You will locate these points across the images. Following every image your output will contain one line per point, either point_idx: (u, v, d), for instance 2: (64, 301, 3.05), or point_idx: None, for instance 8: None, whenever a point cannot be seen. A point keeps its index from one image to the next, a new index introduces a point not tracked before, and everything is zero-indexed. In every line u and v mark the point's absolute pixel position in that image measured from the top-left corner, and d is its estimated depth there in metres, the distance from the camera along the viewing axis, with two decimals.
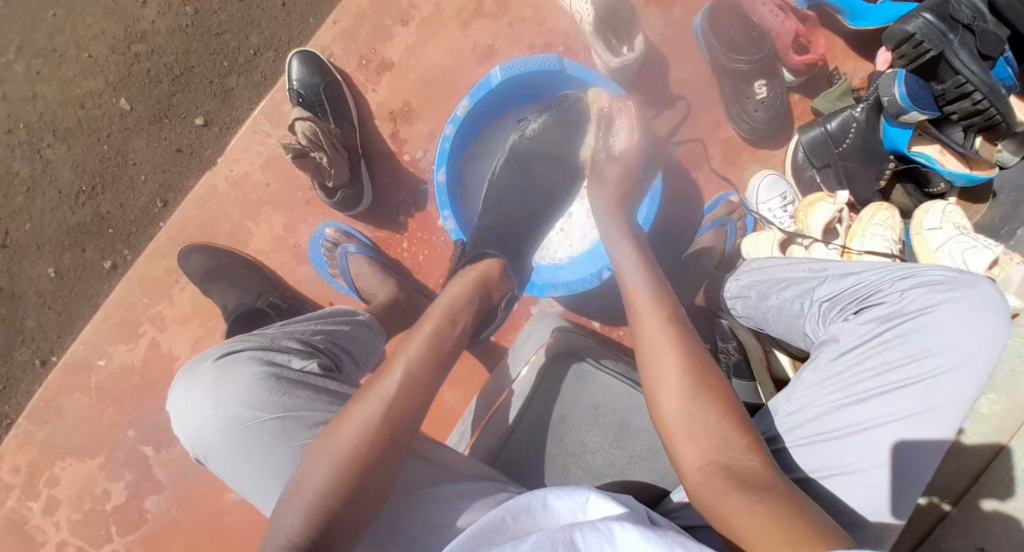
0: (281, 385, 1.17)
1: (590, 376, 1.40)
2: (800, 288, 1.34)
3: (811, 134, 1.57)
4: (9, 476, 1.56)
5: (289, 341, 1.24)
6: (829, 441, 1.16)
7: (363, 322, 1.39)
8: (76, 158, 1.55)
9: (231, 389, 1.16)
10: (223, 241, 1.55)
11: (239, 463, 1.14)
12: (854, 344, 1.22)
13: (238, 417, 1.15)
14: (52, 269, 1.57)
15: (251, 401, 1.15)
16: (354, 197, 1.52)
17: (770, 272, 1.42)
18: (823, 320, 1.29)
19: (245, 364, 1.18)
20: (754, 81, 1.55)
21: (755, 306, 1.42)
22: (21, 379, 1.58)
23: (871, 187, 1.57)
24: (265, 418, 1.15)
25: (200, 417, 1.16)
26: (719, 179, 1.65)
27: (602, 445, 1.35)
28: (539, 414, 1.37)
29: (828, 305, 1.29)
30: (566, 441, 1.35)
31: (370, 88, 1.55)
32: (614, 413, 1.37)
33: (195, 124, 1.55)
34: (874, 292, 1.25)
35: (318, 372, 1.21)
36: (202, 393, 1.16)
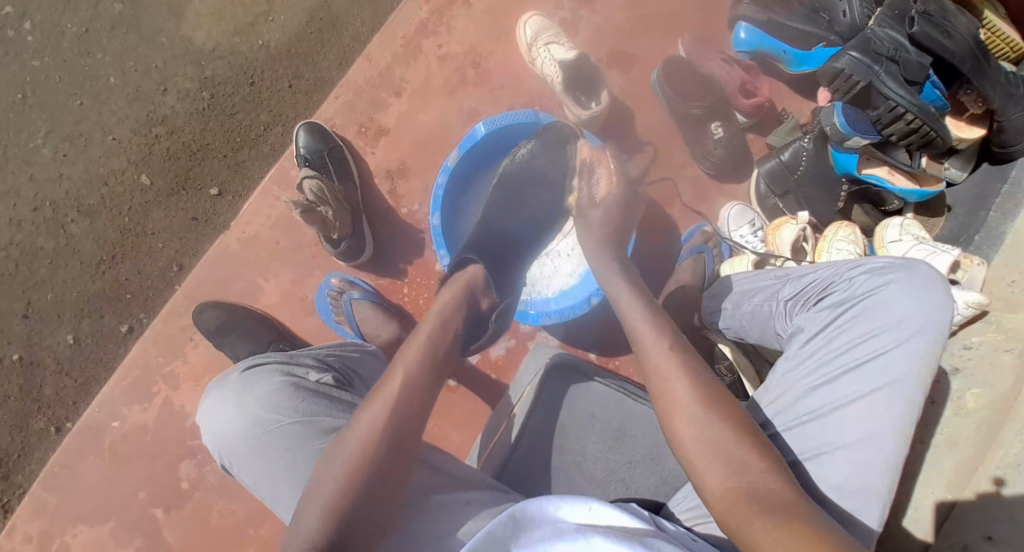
0: (300, 393, 1.24)
1: (585, 388, 1.44)
2: (767, 292, 1.49)
3: (768, 165, 1.75)
4: (19, 546, 1.54)
5: (306, 358, 1.32)
6: (808, 422, 1.30)
7: (373, 352, 1.45)
8: (98, 231, 1.67)
9: (253, 398, 1.23)
10: (235, 298, 1.65)
11: (260, 467, 1.19)
12: (818, 332, 1.36)
13: (260, 422, 1.21)
14: (70, 337, 1.64)
15: (271, 407, 1.22)
16: (356, 247, 1.64)
17: (742, 283, 1.57)
18: (790, 316, 1.44)
19: (268, 375, 1.26)
20: (710, 123, 1.75)
21: (732, 316, 1.56)
22: (35, 448, 1.61)
23: (831, 208, 1.74)
24: (285, 422, 1.21)
25: (225, 426, 1.23)
26: (691, 213, 1.82)
27: (602, 452, 1.38)
28: (541, 427, 1.41)
29: (792, 302, 1.44)
30: (568, 450, 1.39)
31: (369, 152, 1.72)
32: (611, 422, 1.41)
33: (210, 194, 1.70)
34: (829, 284, 1.41)
35: (333, 384, 1.28)
36: (226, 403, 1.24)
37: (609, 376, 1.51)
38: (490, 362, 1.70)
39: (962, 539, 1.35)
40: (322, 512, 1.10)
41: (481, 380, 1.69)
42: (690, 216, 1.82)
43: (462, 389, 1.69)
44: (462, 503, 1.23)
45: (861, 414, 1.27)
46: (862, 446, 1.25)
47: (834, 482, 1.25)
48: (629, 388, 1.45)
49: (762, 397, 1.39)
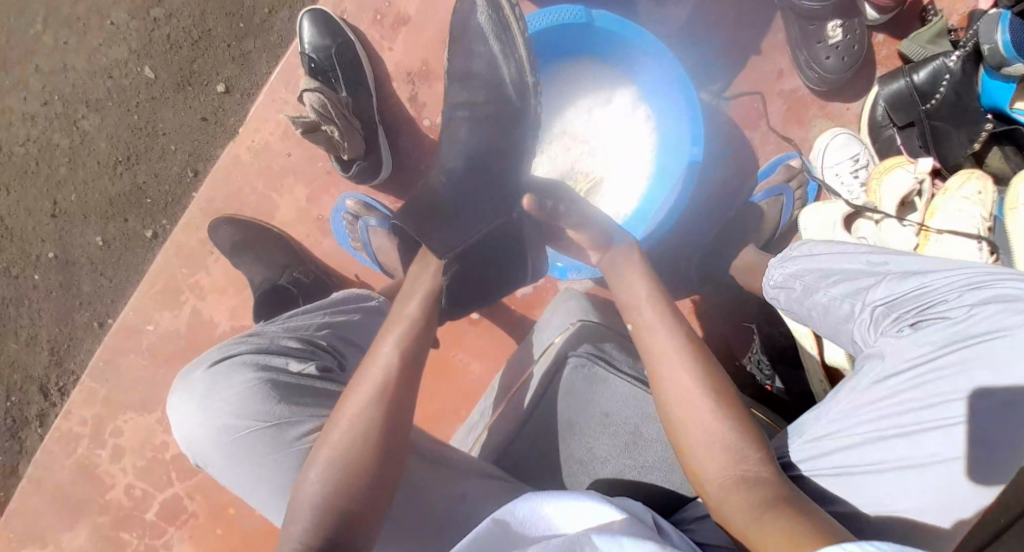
0: (280, 392, 1.04)
1: (605, 380, 1.18)
2: (850, 285, 1.07)
3: (893, 86, 1.33)
4: (78, 427, 1.66)
5: (287, 341, 1.10)
6: (848, 481, 0.94)
7: (369, 313, 1.26)
8: (110, 128, 1.60)
9: (224, 401, 1.02)
10: (249, 212, 1.55)
11: (235, 473, 1.02)
12: (905, 367, 0.96)
13: (230, 428, 1.01)
14: (99, 238, 1.63)
15: (246, 412, 1.01)
16: (371, 167, 1.45)
17: (821, 259, 1.14)
18: (875, 329, 1.02)
19: (239, 370, 1.05)
20: (827, 22, 1.32)
21: (798, 301, 1.15)
22: (82, 339, 1.67)
23: (962, 148, 1.31)
24: (261, 427, 1.01)
25: (194, 429, 1.03)
26: (778, 140, 1.43)
27: (612, 455, 1.14)
28: (544, 415, 1.18)
29: (882, 310, 1.02)
30: (572, 447, 1.16)
31: (387, 47, 1.49)
32: (627, 422, 1.16)
33: (217, 91, 1.57)
34: (938, 301, 0.98)
35: (318, 374, 1.09)
36: (193, 406, 1.03)
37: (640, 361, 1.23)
38: (517, 300, 1.53)
39: None
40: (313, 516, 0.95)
41: (505, 319, 1.55)
42: (776, 142, 1.44)
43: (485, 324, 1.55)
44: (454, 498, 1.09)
45: (930, 488, 0.90)
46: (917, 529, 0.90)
47: None
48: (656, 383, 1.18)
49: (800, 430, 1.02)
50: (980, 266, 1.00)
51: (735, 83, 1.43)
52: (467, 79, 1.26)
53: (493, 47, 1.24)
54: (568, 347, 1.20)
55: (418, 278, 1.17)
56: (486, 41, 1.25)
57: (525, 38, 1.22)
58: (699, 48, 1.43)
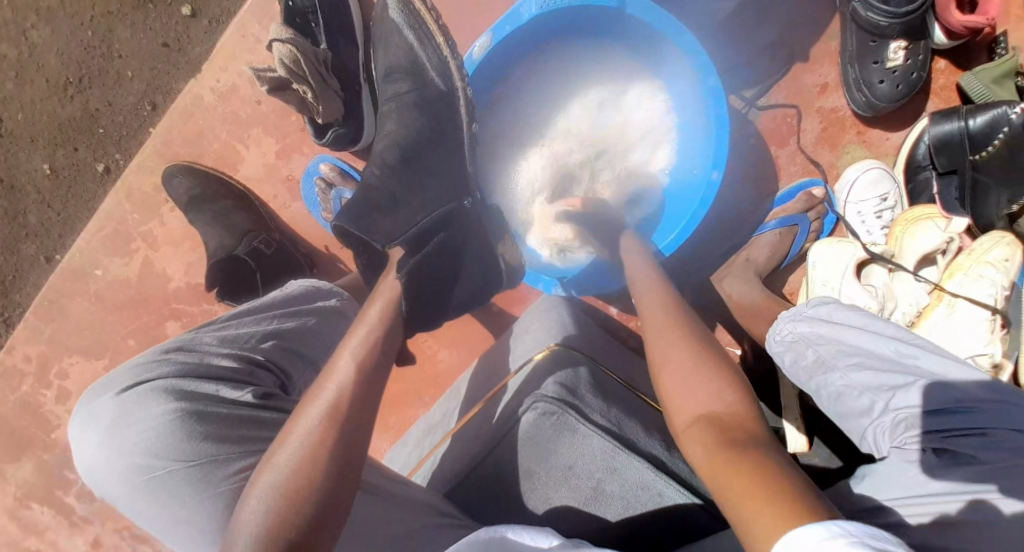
0: (204, 428, 0.89)
1: (572, 432, 1.06)
2: (872, 374, 1.00)
3: (944, 128, 1.18)
4: (21, 364, 1.57)
5: (216, 360, 0.94)
6: None
7: (318, 320, 1.08)
8: (62, 44, 1.42)
9: (133, 437, 0.87)
10: (212, 162, 1.39)
11: (152, 514, 0.88)
12: (937, 490, 0.89)
13: (141, 468, 0.87)
14: (47, 166, 1.48)
15: (160, 451, 0.87)
16: (348, 135, 1.29)
17: (838, 332, 1.06)
18: (893, 436, 0.96)
19: (152, 399, 0.89)
20: (887, 42, 1.17)
21: (807, 370, 1.08)
22: (28, 273, 1.55)
23: (999, 209, 1.18)
24: (178, 468, 0.87)
25: (100, 466, 0.88)
26: (805, 162, 1.30)
27: (569, 509, 1.05)
28: (505, 457, 1.07)
29: (904, 419, 0.95)
30: (529, 496, 1.06)
31: None
32: (591, 476, 1.06)
33: (182, 14, 1.38)
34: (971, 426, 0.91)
35: (252, 402, 0.93)
36: (97, 438, 0.88)
37: (610, 404, 1.11)
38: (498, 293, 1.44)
39: None
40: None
41: (483, 310, 1.45)
42: (803, 164, 1.30)
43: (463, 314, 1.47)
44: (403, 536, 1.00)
45: None
46: None
47: None
48: (627, 434, 1.08)
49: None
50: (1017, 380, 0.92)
51: (767, 91, 1.28)
52: (390, 75, 1.13)
53: (407, 36, 1.12)
54: (532, 393, 1.07)
55: (382, 283, 1.01)
56: (394, 30, 1.13)
57: (437, 24, 1.12)
58: (737, 45, 1.27)
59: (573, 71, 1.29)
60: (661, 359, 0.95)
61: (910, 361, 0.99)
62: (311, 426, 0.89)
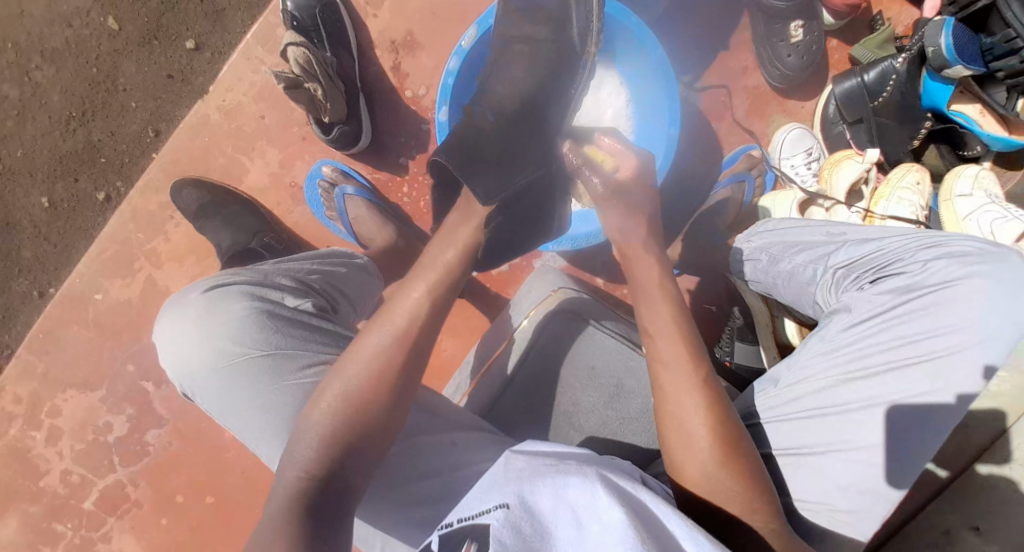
0: (277, 324, 1.02)
1: (590, 338, 1.23)
2: (815, 252, 1.24)
3: (846, 84, 1.45)
4: (10, 406, 1.55)
5: (282, 278, 1.08)
6: (811, 418, 1.11)
7: (361, 267, 1.22)
8: (65, 82, 1.52)
9: (217, 327, 1.01)
10: (217, 176, 1.50)
11: (226, 400, 1.00)
12: (867, 316, 1.14)
13: (224, 354, 1.00)
14: (45, 200, 1.54)
15: (241, 338, 1.00)
16: (351, 134, 1.45)
17: (785, 234, 1.30)
18: (837, 289, 1.20)
19: (233, 299, 1.03)
20: (790, 21, 1.44)
21: (765, 271, 1.30)
22: (20, 310, 1.57)
23: (903, 145, 1.45)
24: (256, 355, 1.00)
25: (186, 357, 1.01)
26: (741, 132, 1.54)
27: (596, 405, 1.20)
28: (537, 367, 1.22)
29: (843, 273, 1.19)
30: (560, 399, 1.20)
31: (371, 13, 1.49)
32: (611, 375, 1.21)
33: (185, 48, 1.52)
34: (896, 260, 1.16)
35: (313, 312, 1.06)
36: (183, 330, 1.01)
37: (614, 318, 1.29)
38: (491, 276, 1.56)
39: (947, 522, 1.30)
40: (319, 444, 0.94)
41: (478, 294, 1.57)
42: (739, 134, 1.55)
43: (459, 301, 1.57)
44: (448, 444, 1.10)
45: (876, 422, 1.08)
46: (866, 454, 1.07)
47: (843, 483, 1.07)
48: (636, 341, 1.25)
49: (785, 369, 1.18)
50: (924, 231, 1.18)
51: (703, 76, 1.53)
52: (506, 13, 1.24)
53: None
54: (548, 311, 1.24)
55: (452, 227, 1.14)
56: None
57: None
58: (675, 40, 1.53)
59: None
60: (666, 357, 1.05)
61: (841, 237, 1.24)
62: (378, 343, 1.01)
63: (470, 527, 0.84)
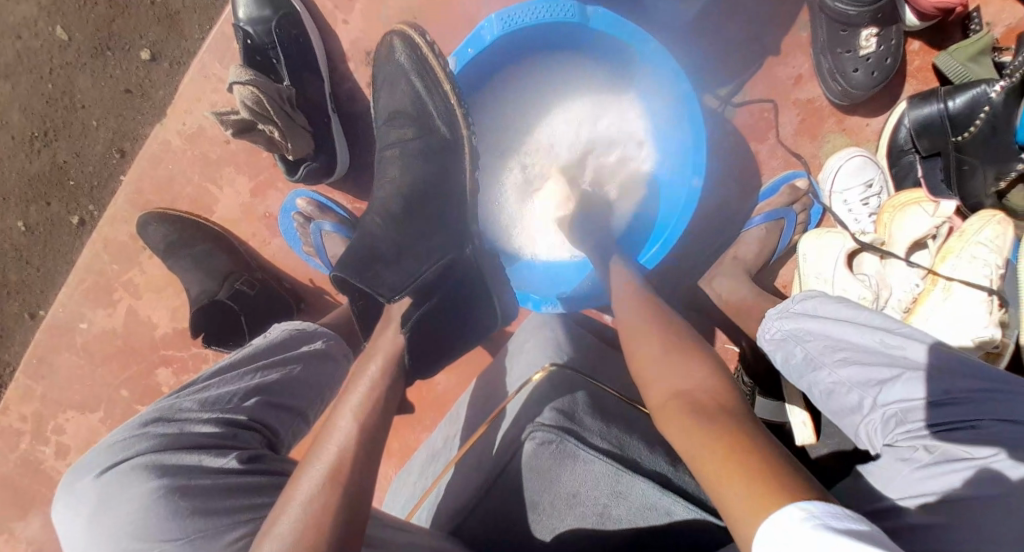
0: (188, 501, 0.87)
1: (573, 459, 1.03)
2: (866, 376, 0.96)
3: (924, 111, 1.15)
4: (17, 423, 1.56)
5: (195, 431, 0.92)
6: None
7: (308, 364, 1.06)
8: (23, 99, 1.39)
9: (120, 518, 0.85)
10: (187, 207, 1.37)
11: None
12: (919, 493, 0.87)
13: (133, 550, 0.85)
14: (21, 223, 1.46)
15: (147, 532, 0.84)
16: (323, 167, 1.28)
17: (832, 328, 1.02)
18: (885, 434, 0.94)
19: (135, 479, 0.87)
20: (860, 29, 1.13)
21: (800, 370, 1.05)
22: (15, 331, 1.54)
23: (986, 186, 1.15)
24: (167, 547, 0.84)
25: (91, 545, 0.86)
26: (786, 155, 1.26)
27: (579, 538, 1.01)
28: (513, 488, 1.03)
29: (892, 417, 0.93)
30: (535, 531, 1.02)
31: (341, 19, 1.28)
32: (596, 502, 1.03)
33: (141, 58, 1.35)
34: (966, 423, 0.88)
35: (234, 470, 0.91)
36: (83, 524, 0.86)
37: (612, 427, 1.09)
38: None
39: None
40: None
41: None
42: (783, 158, 1.27)
43: None
44: None
45: None
46: None
47: None
48: (629, 459, 1.05)
49: None
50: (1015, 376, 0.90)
51: (744, 89, 1.24)
52: (394, 117, 1.08)
53: (402, 61, 1.07)
54: (529, 422, 1.04)
55: (381, 338, 0.99)
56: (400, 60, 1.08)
57: (432, 50, 1.06)
58: (709, 42, 1.23)
59: (547, 84, 1.25)
60: None
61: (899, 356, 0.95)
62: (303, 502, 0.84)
63: None
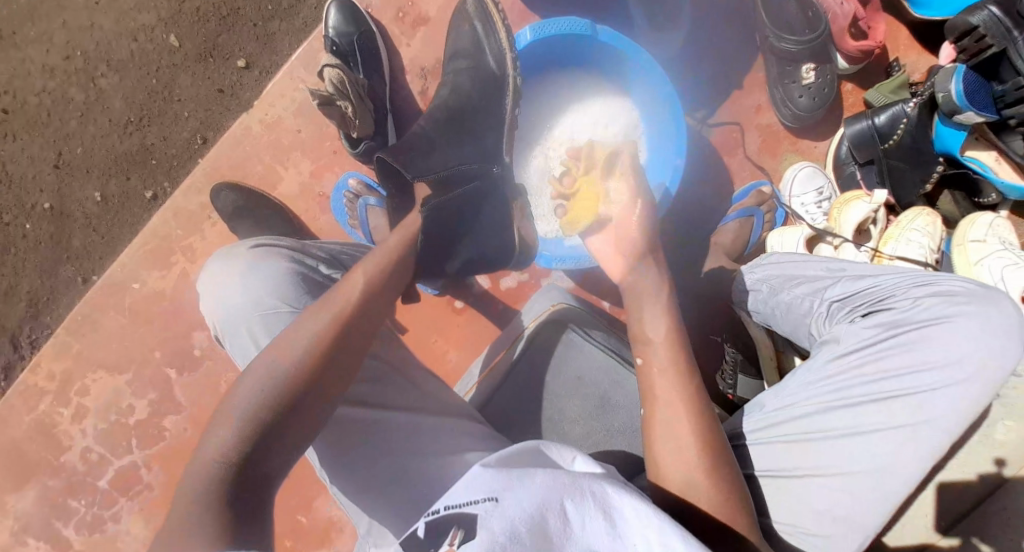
0: (312, 284, 1.19)
1: (578, 349, 1.28)
2: (813, 286, 1.26)
3: (857, 126, 1.48)
4: (43, 383, 1.66)
5: (317, 252, 1.26)
6: (797, 443, 1.11)
7: None
8: (127, 89, 1.66)
9: (264, 276, 1.15)
10: (254, 182, 1.61)
11: (263, 341, 1.12)
12: (855, 348, 1.14)
13: (266, 302, 1.13)
14: (98, 194, 1.67)
15: (283, 289, 1.14)
16: (376, 148, 1.55)
17: (786, 266, 1.33)
18: (830, 320, 1.22)
19: (278, 258, 1.18)
20: (801, 64, 1.49)
21: (765, 301, 1.34)
22: (64, 294, 1.69)
23: (915, 188, 1.47)
24: (293, 307, 1.14)
25: (234, 296, 1.14)
26: (752, 168, 1.58)
27: (581, 415, 1.24)
28: (529, 375, 1.27)
29: (837, 305, 1.21)
30: (546, 408, 1.25)
31: (405, 42, 1.61)
32: (597, 386, 1.25)
33: (237, 66, 1.65)
34: (888, 296, 1.17)
35: (340, 282, 1.23)
36: (231, 275, 1.15)
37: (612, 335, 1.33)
38: (500, 292, 1.62)
39: None
40: (248, 413, 0.96)
41: (486, 309, 1.62)
42: (750, 171, 1.59)
43: (469, 312, 1.62)
44: (439, 435, 1.15)
45: (866, 451, 1.08)
46: (857, 482, 1.07)
47: (821, 507, 1.08)
48: (625, 355, 1.28)
49: (772, 394, 1.19)
50: (923, 272, 1.20)
51: (718, 114, 1.58)
52: (457, 56, 1.43)
53: (475, 27, 1.41)
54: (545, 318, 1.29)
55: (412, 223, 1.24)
56: (470, 22, 1.41)
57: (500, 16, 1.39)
58: (693, 79, 1.58)
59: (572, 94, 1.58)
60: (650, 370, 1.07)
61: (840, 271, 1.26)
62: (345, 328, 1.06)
63: (456, 515, 0.84)
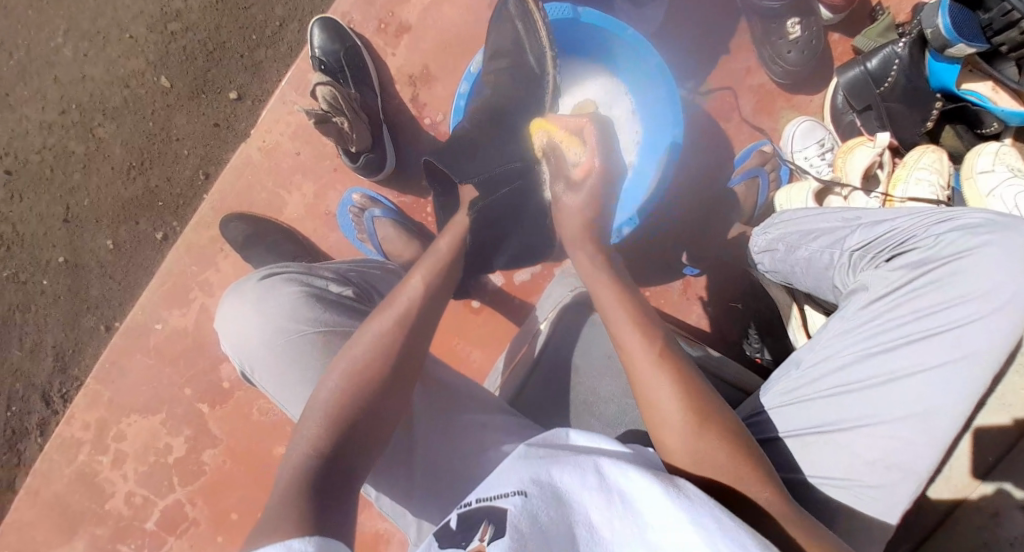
0: (323, 304, 1.17)
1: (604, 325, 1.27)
2: (832, 237, 1.23)
3: (850, 74, 1.47)
4: (78, 433, 1.67)
5: (325, 271, 1.23)
6: (838, 396, 1.09)
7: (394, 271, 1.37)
8: (125, 136, 1.69)
9: (273, 306, 1.14)
10: (260, 209, 1.63)
11: (285, 371, 1.12)
12: (885, 292, 1.12)
13: (280, 331, 1.13)
14: (110, 242, 1.70)
15: (295, 316, 1.13)
16: (376, 161, 1.55)
17: (803, 222, 1.29)
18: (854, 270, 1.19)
19: (285, 284, 1.17)
20: (786, 20, 1.48)
21: (784, 260, 1.29)
22: (89, 344, 1.71)
23: (916, 127, 1.45)
24: (307, 332, 1.13)
25: (244, 329, 1.14)
26: (751, 130, 1.58)
27: (616, 393, 1.22)
28: (559, 358, 1.27)
29: (859, 254, 1.18)
30: (580, 390, 1.24)
31: (390, 52, 1.62)
32: None
33: (229, 98, 1.67)
34: (910, 238, 1.15)
35: (352, 298, 1.21)
36: (244, 309, 1.15)
37: None
38: (516, 287, 1.62)
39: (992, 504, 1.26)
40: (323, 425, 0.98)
41: (505, 305, 1.62)
42: (749, 133, 1.58)
43: (486, 311, 1.63)
44: (476, 427, 1.15)
45: (909, 395, 1.06)
46: (903, 426, 1.05)
47: (872, 457, 1.05)
48: None
49: (805, 350, 1.16)
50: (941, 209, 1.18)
51: (708, 81, 1.58)
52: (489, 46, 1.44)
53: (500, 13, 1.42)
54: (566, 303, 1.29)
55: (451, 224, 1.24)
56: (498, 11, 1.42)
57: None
58: (679, 50, 1.59)
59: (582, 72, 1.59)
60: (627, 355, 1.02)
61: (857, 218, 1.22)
62: (371, 335, 1.06)
63: (487, 509, 0.84)
